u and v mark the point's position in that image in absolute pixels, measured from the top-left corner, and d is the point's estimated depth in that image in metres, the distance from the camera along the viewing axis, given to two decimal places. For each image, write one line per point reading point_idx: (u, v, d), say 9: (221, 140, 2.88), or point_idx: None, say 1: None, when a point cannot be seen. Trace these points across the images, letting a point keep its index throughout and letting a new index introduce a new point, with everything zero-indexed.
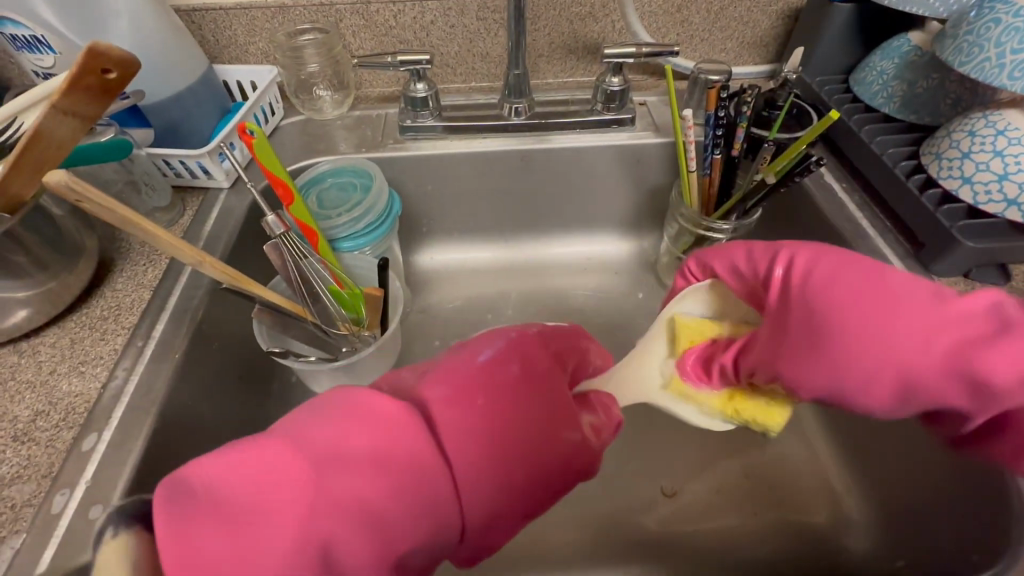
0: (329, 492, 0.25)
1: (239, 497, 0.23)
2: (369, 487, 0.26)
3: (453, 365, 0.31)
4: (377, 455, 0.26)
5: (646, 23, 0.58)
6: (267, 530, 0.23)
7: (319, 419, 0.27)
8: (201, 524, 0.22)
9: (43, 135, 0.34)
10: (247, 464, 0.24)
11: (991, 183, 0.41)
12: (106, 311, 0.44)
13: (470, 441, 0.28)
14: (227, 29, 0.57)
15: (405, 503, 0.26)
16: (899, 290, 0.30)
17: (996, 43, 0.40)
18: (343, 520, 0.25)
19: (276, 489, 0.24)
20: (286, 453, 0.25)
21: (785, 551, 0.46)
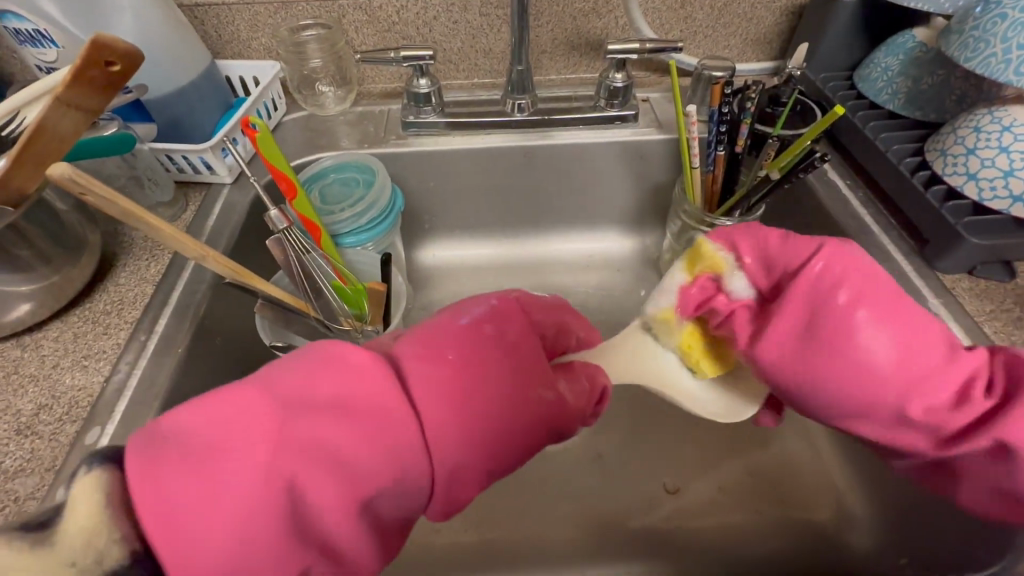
0: (291, 437, 0.24)
1: (209, 435, 0.24)
2: (331, 435, 0.25)
3: (434, 329, 0.31)
4: (342, 403, 0.26)
5: (650, 19, 0.58)
6: (227, 468, 0.23)
7: (288, 368, 0.27)
8: (170, 461, 0.23)
9: (48, 128, 0.33)
10: (214, 410, 0.25)
11: (996, 179, 0.41)
12: (109, 305, 0.44)
13: (441, 396, 0.28)
14: (230, 24, 0.57)
15: (372, 452, 0.25)
16: (918, 324, 0.32)
17: (1002, 39, 0.40)
18: (306, 466, 0.24)
19: (243, 429, 0.24)
20: (250, 398, 0.25)
21: (789, 548, 0.46)
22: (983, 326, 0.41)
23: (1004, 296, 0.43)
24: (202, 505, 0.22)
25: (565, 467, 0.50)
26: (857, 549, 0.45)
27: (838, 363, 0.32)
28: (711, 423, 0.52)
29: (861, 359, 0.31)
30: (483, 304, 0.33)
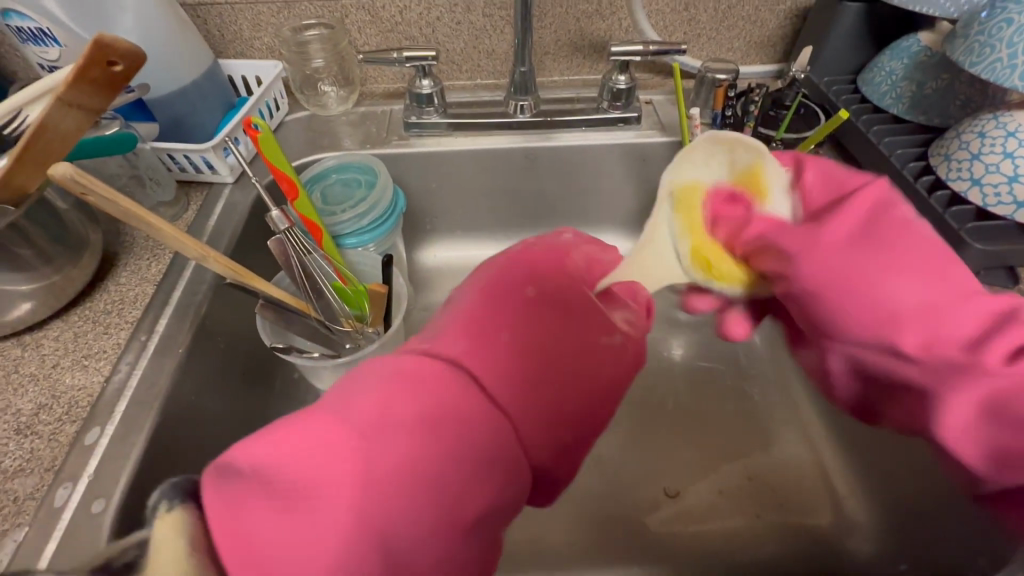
0: (377, 462, 0.24)
1: (295, 472, 0.23)
2: (417, 447, 0.25)
3: (477, 316, 0.32)
4: (423, 412, 0.26)
5: (653, 21, 0.58)
6: (323, 501, 0.23)
7: (357, 388, 0.27)
8: (249, 501, 0.22)
9: (48, 128, 0.33)
10: (290, 445, 0.24)
11: (1001, 185, 0.41)
12: (110, 305, 0.44)
13: (507, 379, 0.29)
14: (233, 24, 0.57)
15: (456, 452, 0.26)
16: (954, 274, 0.29)
17: (1008, 44, 0.40)
18: (401, 486, 0.24)
19: (327, 459, 0.24)
20: (325, 425, 0.25)
21: (789, 553, 0.46)
22: None
23: None
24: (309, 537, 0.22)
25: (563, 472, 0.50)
26: (857, 555, 0.45)
27: (849, 282, 0.31)
28: (712, 428, 0.52)
29: (876, 294, 0.30)
30: (517, 273, 0.36)
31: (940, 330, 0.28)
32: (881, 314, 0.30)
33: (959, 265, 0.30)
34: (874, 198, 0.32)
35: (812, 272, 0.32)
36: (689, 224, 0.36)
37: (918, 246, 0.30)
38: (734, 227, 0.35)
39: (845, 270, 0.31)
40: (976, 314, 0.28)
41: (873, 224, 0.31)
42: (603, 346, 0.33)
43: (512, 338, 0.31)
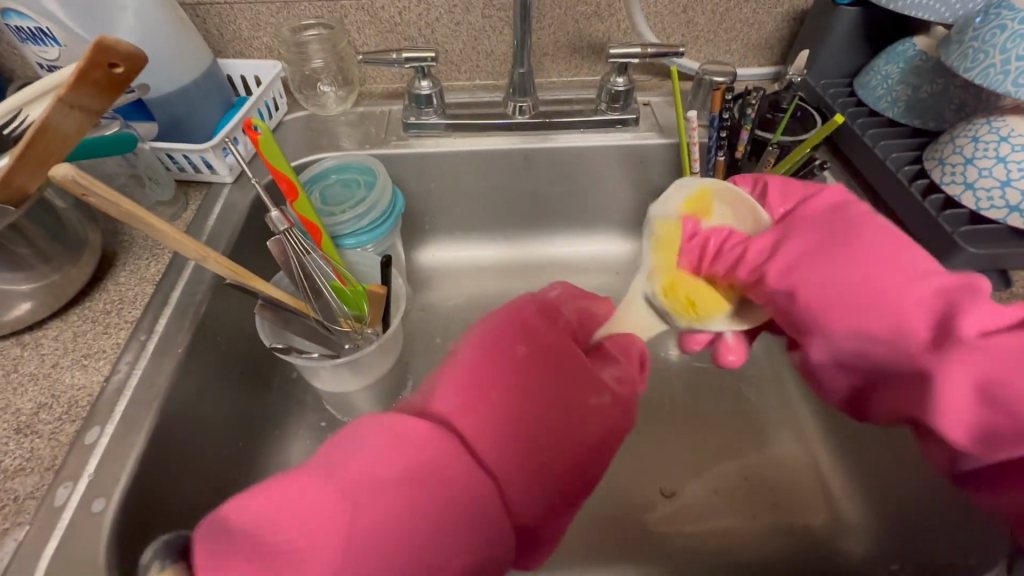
0: (352, 530, 0.25)
1: (274, 538, 0.25)
2: (394, 510, 0.26)
3: (468, 375, 0.32)
4: (407, 483, 0.27)
5: (652, 23, 0.58)
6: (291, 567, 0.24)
7: (345, 449, 0.28)
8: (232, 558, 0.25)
9: (49, 129, 0.33)
10: (275, 507, 0.26)
11: (994, 189, 0.42)
12: (109, 305, 0.44)
13: (492, 444, 0.30)
14: (232, 23, 0.57)
15: (435, 521, 0.27)
16: (910, 259, 0.33)
17: (1001, 49, 0.40)
18: (375, 554, 0.25)
19: (304, 528, 0.25)
20: (308, 491, 0.26)
21: (783, 552, 0.46)
22: None
23: (999, 305, 0.43)
24: None
25: None
26: (850, 554, 0.45)
27: (817, 277, 0.34)
28: (708, 428, 0.53)
29: (864, 278, 0.32)
30: (516, 326, 0.35)
31: (855, 302, 0.32)
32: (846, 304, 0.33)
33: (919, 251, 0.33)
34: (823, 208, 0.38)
35: (789, 265, 0.36)
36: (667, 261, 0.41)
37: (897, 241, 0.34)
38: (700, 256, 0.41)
39: (811, 269, 0.35)
40: (937, 292, 0.30)
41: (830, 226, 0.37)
42: (591, 407, 0.32)
43: (502, 397, 0.31)
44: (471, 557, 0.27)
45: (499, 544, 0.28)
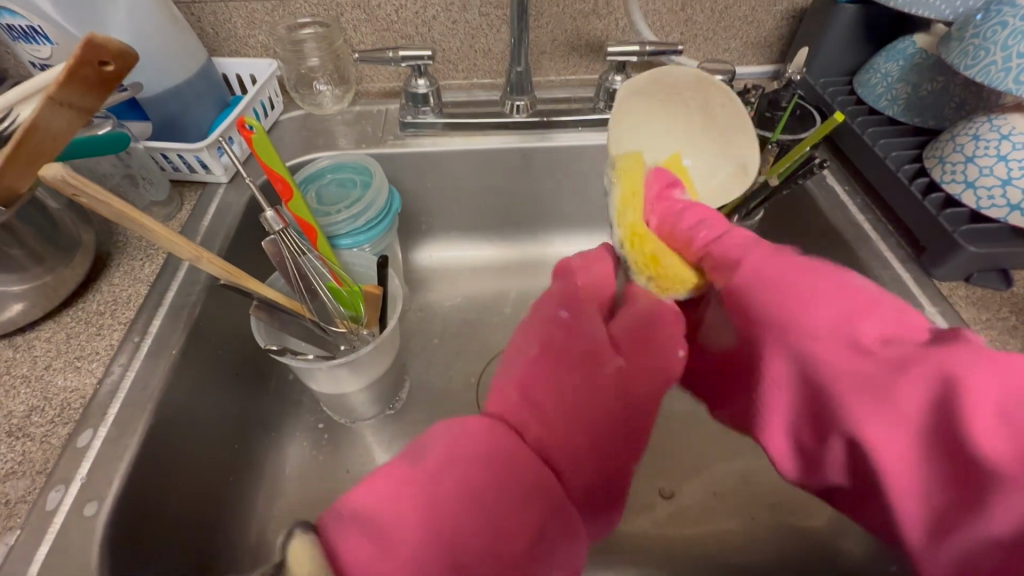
0: (445, 504, 0.23)
1: (379, 512, 0.23)
2: (479, 490, 0.24)
3: (545, 351, 0.30)
4: (483, 458, 0.25)
5: (650, 20, 0.58)
6: (401, 540, 0.22)
7: (428, 440, 0.26)
8: (354, 535, 0.22)
9: (39, 128, 0.33)
10: (381, 488, 0.24)
11: (995, 188, 0.41)
12: (102, 306, 0.43)
13: (562, 419, 0.27)
14: (227, 22, 0.56)
15: (518, 500, 0.24)
16: (880, 311, 0.25)
17: (1003, 47, 0.40)
18: (472, 519, 0.23)
19: (401, 508, 0.23)
20: (401, 471, 0.24)
21: (783, 553, 0.46)
22: (979, 334, 0.41)
23: (1000, 304, 0.43)
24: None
25: None
26: (850, 556, 0.45)
27: (763, 309, 0.28)
28: (707, 429, 0.52)
29: (803, 319, 0.27)
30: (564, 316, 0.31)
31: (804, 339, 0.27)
32: (801, 348, 0.27)
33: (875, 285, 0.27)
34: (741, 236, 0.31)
35: (746, 292, 0.29)
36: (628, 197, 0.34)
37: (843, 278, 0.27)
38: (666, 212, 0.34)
39: (761, 291, 0.29)
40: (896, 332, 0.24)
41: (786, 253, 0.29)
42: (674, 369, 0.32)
43: (572, 376, 0.29)
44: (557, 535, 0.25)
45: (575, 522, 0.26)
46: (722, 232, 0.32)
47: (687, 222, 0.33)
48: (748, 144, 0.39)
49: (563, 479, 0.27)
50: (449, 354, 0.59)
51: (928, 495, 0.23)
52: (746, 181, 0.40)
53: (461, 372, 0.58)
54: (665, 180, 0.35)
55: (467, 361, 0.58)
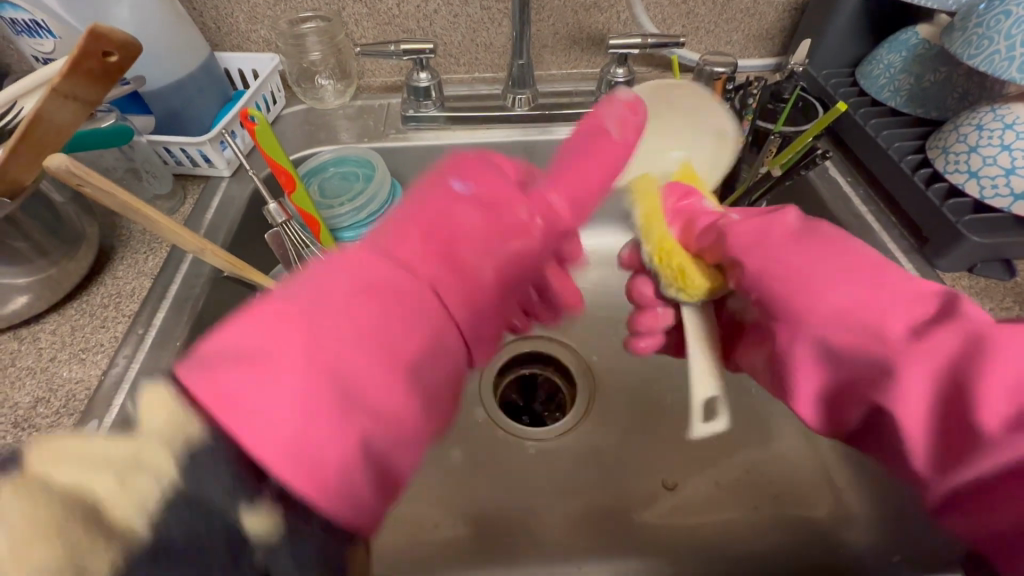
0: (328, 328, 0.19)
1: (252, 343, 0.18)
2: (380, 321, 0.20)
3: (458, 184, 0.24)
4: (381, 287, 0.21)
5: (652, 13, 0.58)
6: (274, 363, 0.18)
7: (317, 275, 0.21)
8: (228, 372, 0.17)
9: (43, 120, 0.33)
10: (259, 323, 0.19)
11: (998, 177, 0.41)
12: (106, 299, 0.43)
13: (478, 252, 0.23)
14: (229, 16, 0.57)
15: (424, 333, 0.21)
16: (892, 279, 0.25)
17: (1006, 36, 0.40)
18: (369, 356, 0.20)
19: (281, 338, 0.18)
20: (284, 302, 0.19)
21: (785, 543, 0.46)
22: None
23: (1003, 294, 0.43)
24: (270, 415, 0.17)
25: (564, 463, 0.51)
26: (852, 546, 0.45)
27: (775, 276, 0.28)
28: None
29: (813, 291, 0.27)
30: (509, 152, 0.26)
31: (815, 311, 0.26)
32: (817, 313, 0.26)
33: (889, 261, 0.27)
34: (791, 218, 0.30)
35: (762, 264, 0.29)
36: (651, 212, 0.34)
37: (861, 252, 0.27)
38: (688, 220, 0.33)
39: (776, 259, 0.28)
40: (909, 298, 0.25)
41: (808, 226, 0.29)
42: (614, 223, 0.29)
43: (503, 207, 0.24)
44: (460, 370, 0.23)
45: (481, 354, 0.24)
46: (739, 225, 0.30)
47: (701, 223, 0.33)
48: (722, 118, 0.44)
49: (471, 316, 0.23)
50: None
51: (941, 438, 0.22)
52: (732, 142, 0.44)
53: None
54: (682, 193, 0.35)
55: None
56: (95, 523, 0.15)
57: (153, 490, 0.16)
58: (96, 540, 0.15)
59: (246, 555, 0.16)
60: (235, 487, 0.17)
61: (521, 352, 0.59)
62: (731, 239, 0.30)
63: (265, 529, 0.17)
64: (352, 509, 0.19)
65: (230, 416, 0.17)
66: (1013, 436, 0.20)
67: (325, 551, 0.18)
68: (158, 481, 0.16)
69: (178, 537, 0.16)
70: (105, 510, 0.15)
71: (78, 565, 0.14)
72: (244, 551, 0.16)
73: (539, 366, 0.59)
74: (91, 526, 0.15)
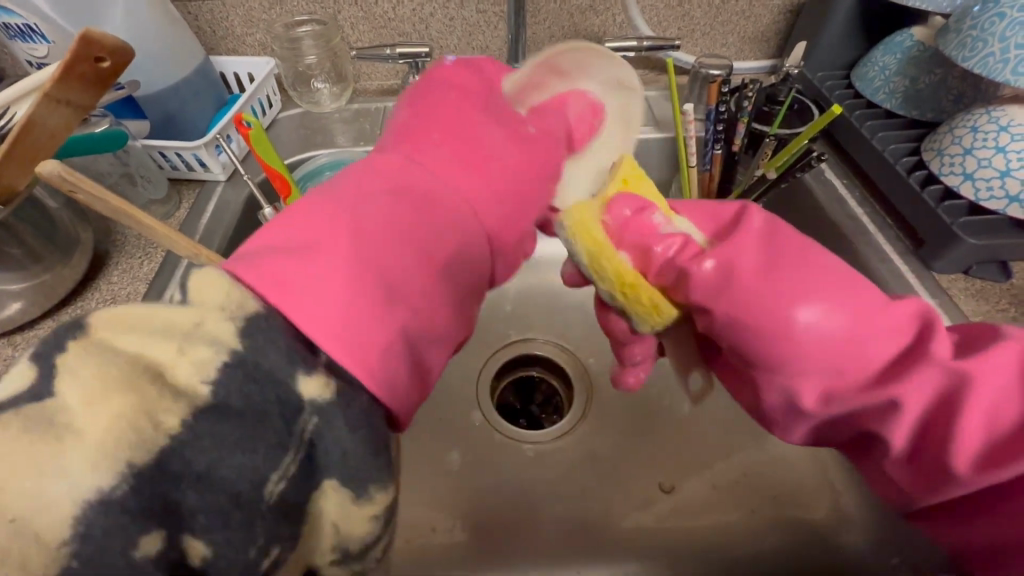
0: (360, 220, 0.24)
1: (290, 239, 0.22)
2: (394, 219, 0.24)
3: (434, 104, 0.29)
4: (392, 191, 0.25)
5: (648, 16, 0.58)
6: (326, 257, 0.22)
7: (333, 189, 0.25)
8: (273, 261, 0.21)
9: (35, 126, 0.33)
10: (293, 225, 0.23)
11: (993, 180, 0.41)
12: (101, 305, 0.43)
13: (461, 164, 0.27)
14: (224, 20, 0.57)
15: (433, 229, 0.25)
16: (874, 310, 0.27)
17: (1000, 38, 0.40)
18: (392, 244, 0.24)
19: (316, 234, 0.23)
20: (315, 206, 0.24)
21: (784, 547, 0.46)
22: None
23: (999, 296, 0.43)
24: (308, 292, 0.21)
25: (561, 467, 0.50)
26: (850, 548, 0.45)
27: (755, 325, 0.27)
28: (708, 425, 0.52)
29: (807, 333, 0.26)
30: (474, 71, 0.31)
31: (811, 353, 0.27)
32: (804, 362, 0.27)
33: (863, 279, 0.28)
34: (756, 220, 0.30)
35: (731, 314, 0.28)
36: (597, 245, 0.28)
37: (845, 278, 0.28)
38: (645, 248, 0.28)
39: (746, 307, 0.27)
40: (892, 329, 0.27)
41: (769, 243, 0.29)
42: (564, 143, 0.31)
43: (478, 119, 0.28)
44: (469, 266, 0.27)
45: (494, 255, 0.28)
46: (711, 261, 0.28)
47: (662, 254, 0.28)
48: (611, 65, 0.32)
49: (482, 220, 0.27)
50: None
51: (909, 459, 0.27)
52: (635, 92, 0.33)
53: (462, 369, 0.57)
54: (632, 210, 0.29)
55: (466, 357, 0.58)
56: (160, 381, 0.18)
57: (210, 358, 0.18)
58: (162, 397, 0.18)
59: (293, 419, 0.19)
60: (292, 356, 0.20)
61: (518, 353, 0.59)
62: (698, 286, 0.28)
63: (318, 391, 0.20)
64: (397, 399, 0.22)
65: (284, 296, 0.20)
66: (988, 472, 0.24)
67: (371, 431, 0.21)
68: (214, 351, 0.19)
69: (234, 400, 0.18)
70: (169, 372, 0.18)
71: (148, 418, 0.17)
72: (293, 414, 0.19)
73: (537, 368, 0.59)
74: (158, 384, 0.18)
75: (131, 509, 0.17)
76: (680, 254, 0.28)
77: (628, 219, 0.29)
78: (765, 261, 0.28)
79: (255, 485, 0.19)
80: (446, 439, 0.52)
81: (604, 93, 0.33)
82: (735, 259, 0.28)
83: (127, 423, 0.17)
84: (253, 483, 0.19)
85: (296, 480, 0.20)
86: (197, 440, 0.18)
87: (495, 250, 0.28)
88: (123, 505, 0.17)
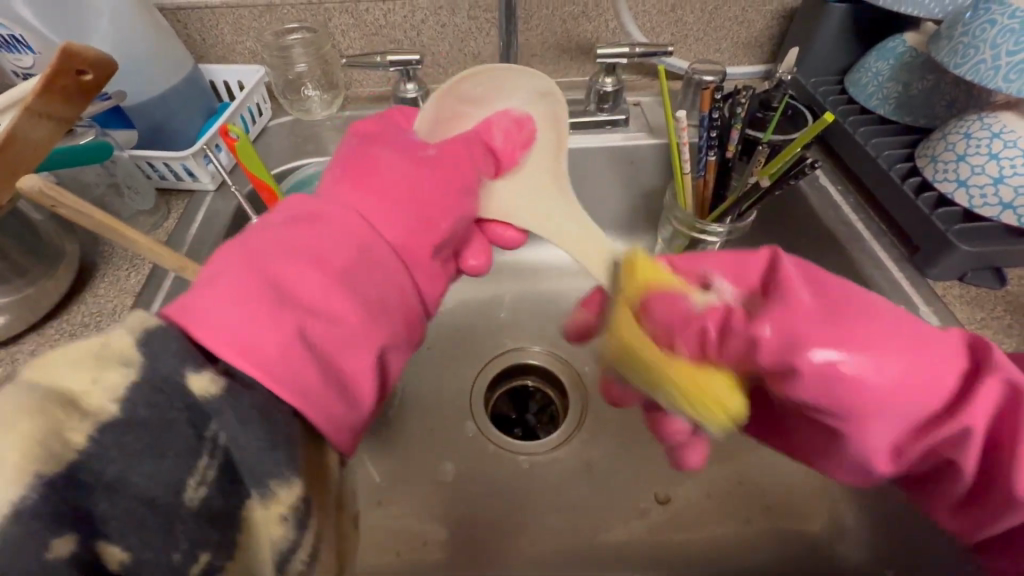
0: (267, 248, 0.26)
1: (208, 275, 0.25)
2: (305, 244, 0.27)
3: (346, 151, 0.33)
4: (302, 220, 0.28)
5: (640, 22, 0.57)
6: (230, 280, 0.24)
7: (256, 228, 0.28)
8: (191, 296, 0.24)
9: (17, 139, 0.32)
10: (214, 264, 0.26)
11: (987, 186, 0.41)
12: (87, 318, 0.43)
13: (366, 191, 0.30)
14: (214, 28, 0.56)
15: (344, 249, 0.28)
16: (934, 349, 0.27)
17: (992, 45, 0.40)
18: (301, 265, 0.26)
19: (229, 266, 0.25)
20: (234, 245, 0.27)
21: (780, 557, 0.46)
22: (974, 334, 0.41)
23: (994, 303, 0.43)
24: (217, 315, 0.23)
25: (556, 478, 0.50)
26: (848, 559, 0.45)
27: (826, 388, 0.27)
28: None
29: (877, 390, 0.27)
30: (381, 121, 0.36)
31: (880, 408, 0.27)
32: (877, 418, 0.27)
33: (917, 315, 0.28)
34: (792, 265, 0.29)
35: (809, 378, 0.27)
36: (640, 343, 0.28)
37: (903, 321, 0.28)
38: (698, 337, 0.28)
39: (823, 374, 0.27)
40: (952, 364, 0.27)
41: (819, 288, 0.28)
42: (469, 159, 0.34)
43: (380, 153, 0.32)
44: (386, 275, 0.29)
45: (413, 265, 0.30)
46: (786, 322, 0.27)
47: (711, 336, 0.27)
48: (526, 79, 0.39)
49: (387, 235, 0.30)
50: (443, 357, 0.57)
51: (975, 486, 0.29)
52: (557, 98, 0.39)
53: (455, 378, 0.56)
54: (674, 299, 0.28)
55: (460, 366, 0.57)
56: (72, 406, 0.19)
57: (122, 379, 0.20)
58: (71, 419, 0.19)
59: (202, 426, 0.21)
60: (180, 356, 0.21)
61: (512, 363, 0.58)
62: (765, 352, 0.27)
63: (202, 386, 0.21)
64: (305, 404, 0.23)
65: (193, 322, 0.23)
66: None
67: (266, 428, 0.22)
68: (125, 371, 0.20)
69: (140, 412, 0.20)
70: (82, 397, 0.19)
71: (58, 436, 0.18)
72: (200, 420, 0.21)
73: (532, 379, 0.59)
74: (69, 409, 0.19)
75: (41, 515, 0.17)
76: (733, 327, 0.28)
77: (669, 310, 0.28)
78: (827, 314, 0.27)
79: (173, 491, 0.20)
80: (439, 450, 0.52)
81: (525, 104, 0.39)
82: (798, 317, 0.27)
83: (37, 440, 0.18)
84: (170, 489, 0.20)
85: (217, 486, 0.21)
86: (104, 452, 0.19)
87: (414, 263, 0.31)
88: (33, 515, 0.17)
